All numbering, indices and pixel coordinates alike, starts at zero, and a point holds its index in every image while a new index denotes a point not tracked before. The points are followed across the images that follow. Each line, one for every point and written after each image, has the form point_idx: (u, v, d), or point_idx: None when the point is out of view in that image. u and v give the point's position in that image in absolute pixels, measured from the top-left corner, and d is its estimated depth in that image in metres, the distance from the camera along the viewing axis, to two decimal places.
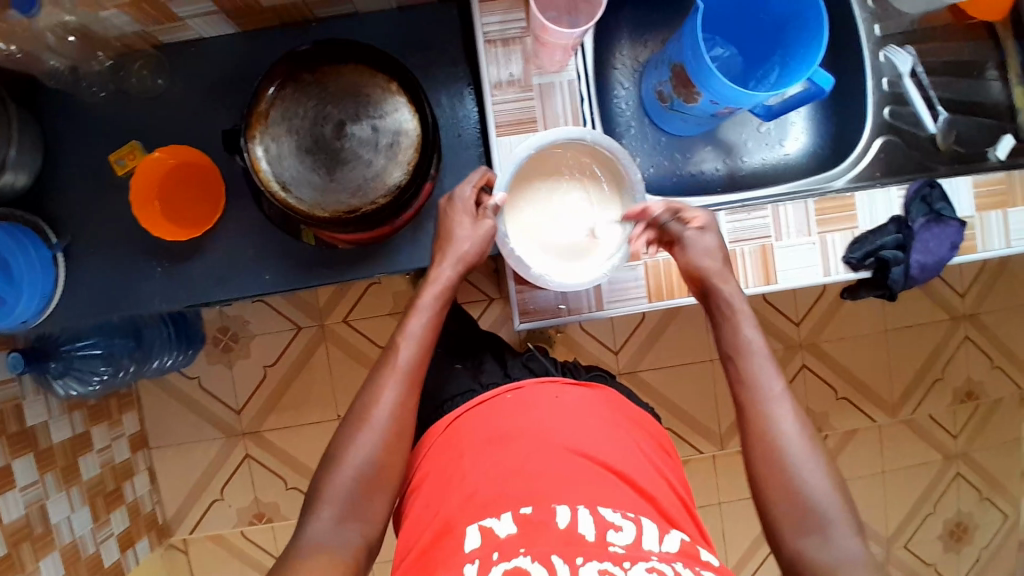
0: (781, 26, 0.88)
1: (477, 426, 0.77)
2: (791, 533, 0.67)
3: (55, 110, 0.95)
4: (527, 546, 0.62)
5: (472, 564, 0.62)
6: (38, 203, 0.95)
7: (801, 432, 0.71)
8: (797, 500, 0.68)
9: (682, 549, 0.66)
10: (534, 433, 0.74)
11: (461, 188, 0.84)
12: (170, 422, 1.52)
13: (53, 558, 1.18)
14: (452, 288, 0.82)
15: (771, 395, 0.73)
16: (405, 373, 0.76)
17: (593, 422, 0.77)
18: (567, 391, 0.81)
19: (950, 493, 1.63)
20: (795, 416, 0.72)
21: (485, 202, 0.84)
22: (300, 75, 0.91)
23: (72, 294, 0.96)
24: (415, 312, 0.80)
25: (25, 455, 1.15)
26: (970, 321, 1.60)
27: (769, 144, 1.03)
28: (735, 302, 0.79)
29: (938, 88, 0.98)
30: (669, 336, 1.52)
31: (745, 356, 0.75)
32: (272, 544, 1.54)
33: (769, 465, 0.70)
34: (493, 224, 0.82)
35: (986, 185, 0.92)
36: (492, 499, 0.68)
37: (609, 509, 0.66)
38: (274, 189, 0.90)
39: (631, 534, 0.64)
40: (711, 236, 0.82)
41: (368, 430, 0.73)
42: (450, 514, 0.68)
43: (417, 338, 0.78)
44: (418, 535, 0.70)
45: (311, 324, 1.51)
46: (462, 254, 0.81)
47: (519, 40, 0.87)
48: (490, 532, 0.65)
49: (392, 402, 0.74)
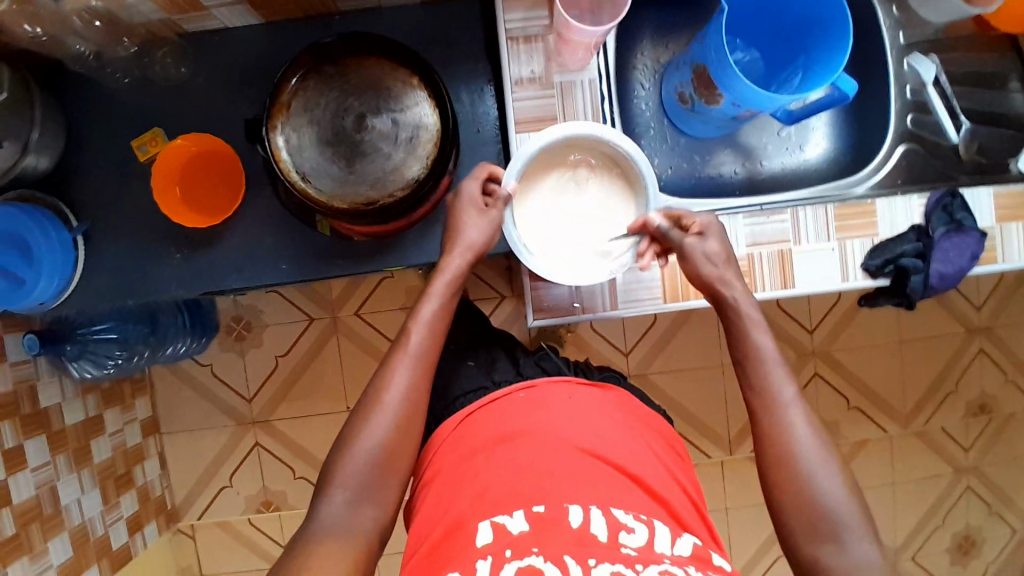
0: (805, 30, 0.88)
1: (490, 425, 0.77)
2: (806, 539, 0.67)
3: (80, 95, 0.96)
4: (540, 546, 0.62)
5: (484, 560, 0.62)
6: (60, 187, 0.96)
7: (814, 438, 0.70)
8: (812, 505, 0.67)
9: (693, 553, 0.65)
10: (547, 432, 0.74)
11: (467, 183, 0.84)
12: (181, 408, 1.53)
13: (63, 539, 1.20)
14: (463, 276, 0.82)
15: (784, 400, 0.72)
16: (416, 358, 0.76)
17: (604, 423, 0.77)
18: (579, 392, 0.81)
19: (959, 506, 1.62)
20: (806, 422, 0.71)
21: (493, 192, 0.85)
22: (323, 66, 0.92)
23: (91, 278, 0.97)
24: (427, 297, 0.80)
25: (37, 436, 1.16)
26: (985, 334, 1.59)
27: (789, 148, 1.03)
28: (746, 307, 0.78)
29: (961, 97, 0.97)
30: (680, 339, 1.51)
31: (757, 361, 0.75)
32: (278, 533, 1.55)
33: (782, 470, 0.69)
34: (500, 215, 0.83)
35: (1008, 196, 0.91)
36: (505, 497, 0.68)
37: (621, 511, 0.66)
38: (293, 179, 0.90)
39: (644, 536, 0.64)
40: (711, 241, 0.81)
41: (380, 414, 0.73)
42: (462, 511, 0.69)
43: (429, 324, 0.78)
44: (430, 531, 0.71)
45: (323, 316, 1.51)
46: (471, 242, 0.82)
47: (541, 38, 0.87)
48: (502, 529, 0.64)
49: (405, 387, 0.74)
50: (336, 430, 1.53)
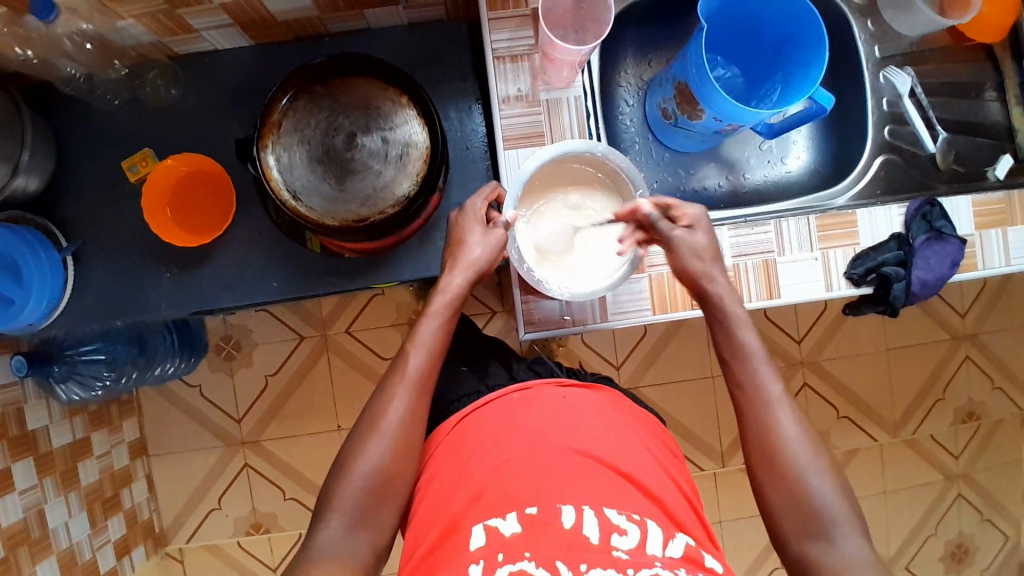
0: (783, 47, 0.90)
1: (483, 426, 0.78)
2: (795, 536, 0.68)
3: (69, 117, 0.96)
4: (531, 550, 0.63)
5: (476, 564, 0.62)
6: (50, 208, 0.96)
7: (800, 436, 0.71)
8: (799, 502, 0.68)
9: (686, 554, 0.66)
10: (545, 432, 0.75)
11: (472, 201, 0.85)
12: (170, 430, 1.52)
13: (50, 563, 1.18)
14: (462, 297, 0.81)
15: (770, 399, 0.73)
16: (414, 380, 0.76)
17: (598, 424, 0.77)
18: (572, 392, 0.82)
19: (951, 513, 1.63)
20: (794, 424, 0.72)
21: (493, 217, 0.85)
22: (312, 86, 0.93)
23: (79, 299, 0.96)
24: (426, 317, 0.80)
25: (25, 458, 1.15)
26: (971, 340, 1.61)
27: (771, 161, 1.05)
28: (731, 306, 0.79)
29: (936, 109, 1.00)
30: (670, 352, 1.53)
31: (743, 359, 0.76)
32: (269, 555, 1.53)
33: (771, 466, 0.70)
34: (503, 235, 0.83)
35: (986, 204, 0.93)
36: (499, 499, 0.68)
37: (614, 511, 0.67)
38: (284, 197, 0.91)
39: (635, 538, 0.64)
40: (700, 234, 0.82)
41: (378, 437, 0.73)
42: (457, 512, 0.69)
43: (428, 344, 0.78)
44: (424, 534, 0.71)
45: (313, 334, 1.51)
46: (474, 262, 0.81)
47: (527, 57, 0.89)
48: (495, 532, 0.65)
49: (404, 409, 0.75)
50: (328, 448, 1.52)
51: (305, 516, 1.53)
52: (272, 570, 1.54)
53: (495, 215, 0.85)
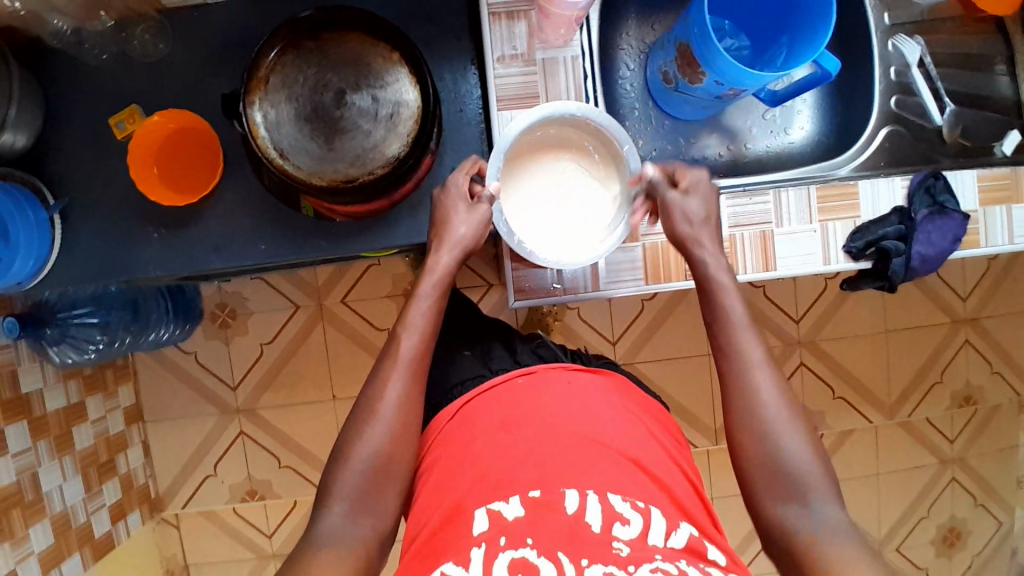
0: (789, 9, 0.87)
1: (489, 410, 0.77)
2: (770, 503, 0.66)
3: (55, 71, 0.95)
4: (533, 536, 0.63)
5: (479, 547, 0.63)
6: (38, 165, 0.95)
7: (783, 411, 0.68)
8: (771, 467, 0.67)
9: (688, 545, 0.65)
10: (554, 419, 0.74)
11: (454, 176, 0.83)
12: (165, 396, 1.52)
13: (43, 526, 1.19)
14: (451, 275, 0.79)
15: (752, 362, 0.70)
16: (408, 365, 0.74)
17: (603, 412, 0.77)
18: (577, 377, 0.81)
19: (944, 497, 1.62)
20: (777, 396, 0.68)
21: (477, 191, 0.83)
22: (302, 42, 0.91)
23: (67, 258, 0.95)
24: (417, 299, 0.78)
25: (18, 422, 1.15)
26: (971, 325, 1.59)
27: (773, 131, 1.03)
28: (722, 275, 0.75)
29: (945, 80, 0.97)
30: (666, 328, 1.51)
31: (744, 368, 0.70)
32: (264, 522, 1.54)
33: (747, 440, 0.68)
34: (489, 210, 0.81)
35: (991, 180, 0.91)
36: (502, 482, 0.68)
37: (617, 498, 0.66)
38: (271, 155, 0.89)
39: (637, 527, 0.64)
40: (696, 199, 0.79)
41: (376, 422, 0.72)
42: (462, 495, 0.69)
43: (421, 327, 0.76)
44: (428, 518, 0.70)
45: (309, 303, 1.50)
46: (460, 241, 0.79)
47: (523, 14, 0.87)
48: (498, 515, 0.65)
49: (397, 394, 0.73)
50: (322, 418, 1.52)
51: (299, 483, 1.54)
52: (266, 537, 1.55)
53: (479, 187, 0.83)
